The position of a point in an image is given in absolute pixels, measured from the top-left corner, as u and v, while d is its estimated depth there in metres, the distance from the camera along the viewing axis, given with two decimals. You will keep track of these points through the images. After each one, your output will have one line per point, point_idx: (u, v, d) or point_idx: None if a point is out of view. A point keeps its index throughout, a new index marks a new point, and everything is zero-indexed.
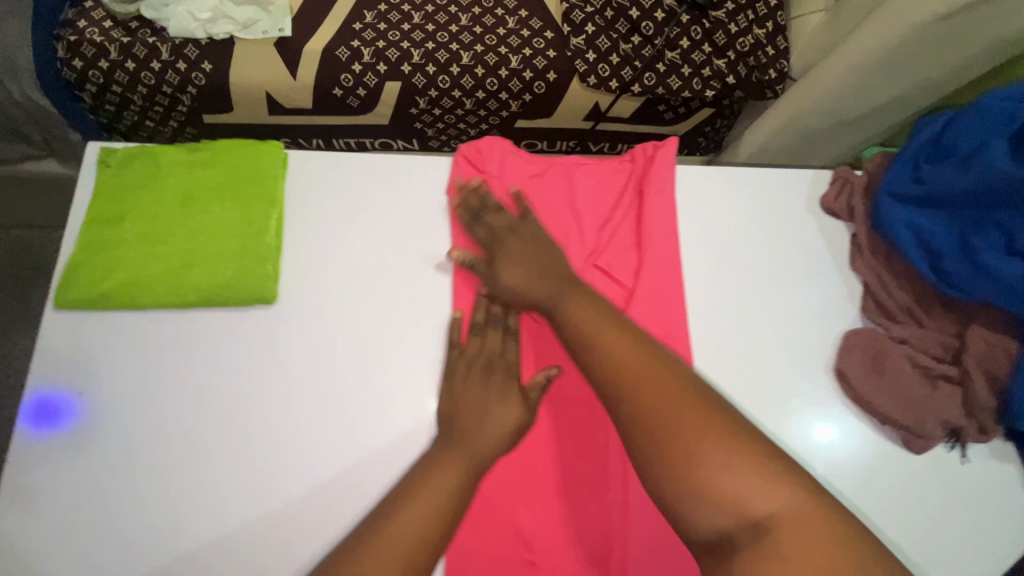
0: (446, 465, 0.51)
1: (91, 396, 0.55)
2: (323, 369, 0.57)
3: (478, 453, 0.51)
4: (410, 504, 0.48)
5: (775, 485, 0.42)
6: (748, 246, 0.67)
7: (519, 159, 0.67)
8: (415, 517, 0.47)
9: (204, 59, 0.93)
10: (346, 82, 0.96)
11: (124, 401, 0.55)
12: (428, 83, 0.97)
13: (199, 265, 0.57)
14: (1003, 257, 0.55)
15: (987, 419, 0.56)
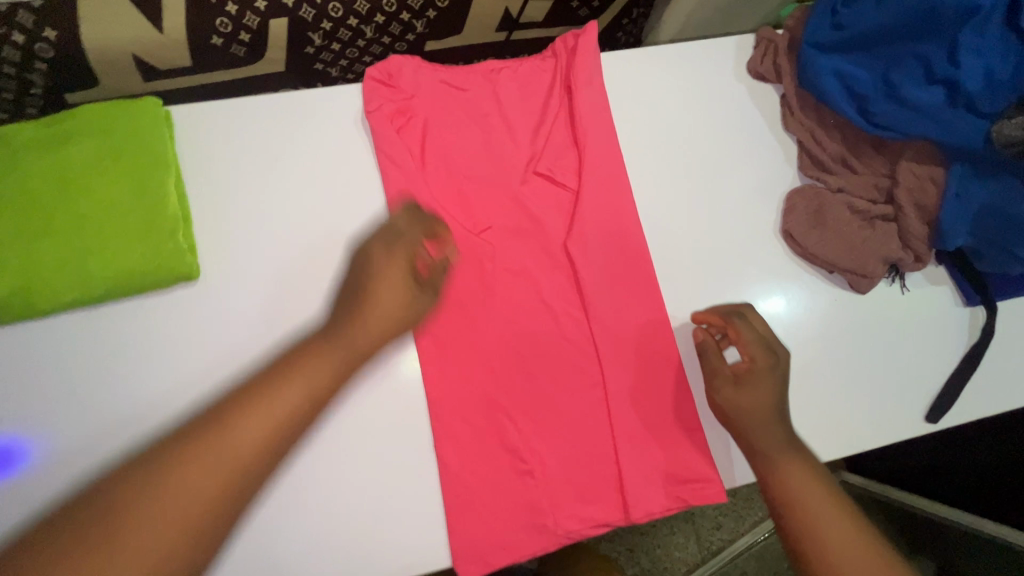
0: (317, 350, 0.43)
1: (38, 440, 0.50)
2: (280, 336, 0.55)
3: (356, 352, 0.44)
4: (287, 382, 0.41)
5: None
6: (684, 128, 0.66)
7: (434, 75, 0.61)
8: (297, 389, 0.41)
9: (47, 24, 0.70)
10: (224, 27, 0.79)
11: (74, 436, 0.50)
12: (318, 14, 0.82)
13: (100, 253, 0.51)
14: (924, 88, 0.56)
15: (922, 248, 0.60)
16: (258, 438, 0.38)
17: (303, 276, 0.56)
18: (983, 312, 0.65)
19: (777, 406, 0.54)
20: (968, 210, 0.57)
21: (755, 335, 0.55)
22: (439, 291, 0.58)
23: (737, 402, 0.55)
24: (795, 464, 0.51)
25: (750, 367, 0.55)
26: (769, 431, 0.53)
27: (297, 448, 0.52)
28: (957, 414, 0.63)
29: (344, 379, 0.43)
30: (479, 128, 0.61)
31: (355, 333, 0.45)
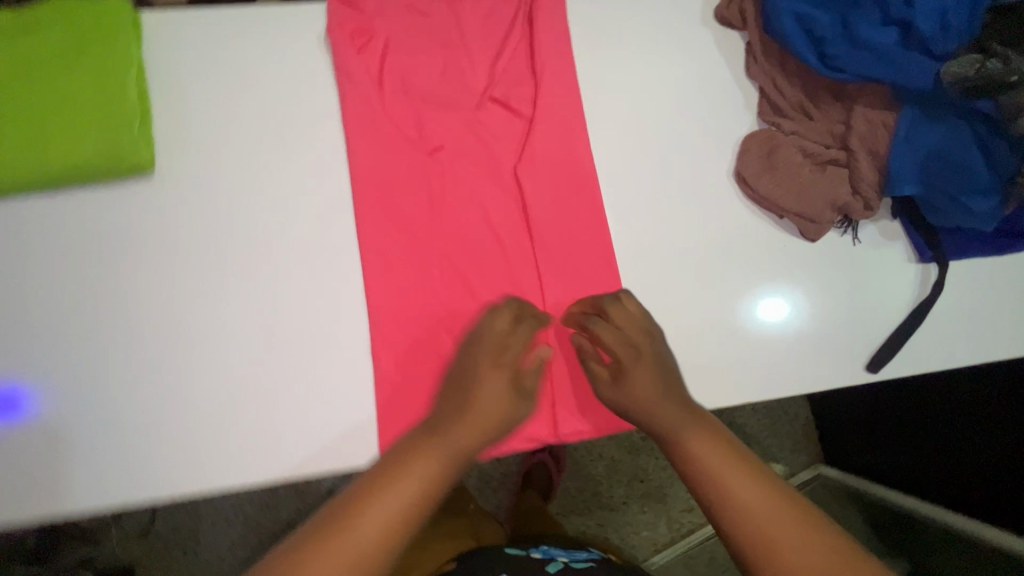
0: (419, 455, 0.48)
1: (42, 383, 0.54)
2: (232, 236, 0.57)
3: (454, 452, 0.49)
4: (375, 497, 0.45)
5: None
6: (646, 68, 0.66)
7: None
8: (376, 512, 0.44)
9: None
10: None
11: (71, 369, 0.54)
12: None
13: (61, 139, 0.53)
14: (879, 29, 0.56)
15: (871, 194, 0.59)
16: (347, 560, 0.42)
17: (256, 181, 0.58)
18: (935, 269, 0.65)
19: (661, 392, 0.53)
20: (917, 155, 0.57)
21: (626, 322, 0.56)
22: (386, 205, 0.59)
23: (636, 392, 0.54)
24: (697, 435, 0.50)
25: (620, 355, 0.55)
26: (663, 409, 0.53)
27: (251, 338, 0.56)
28: (900, 367, 0.63)
29: (438, 476, 0.48)
30: (439, 55, 0.62)
31: (439, 442, 0.49)
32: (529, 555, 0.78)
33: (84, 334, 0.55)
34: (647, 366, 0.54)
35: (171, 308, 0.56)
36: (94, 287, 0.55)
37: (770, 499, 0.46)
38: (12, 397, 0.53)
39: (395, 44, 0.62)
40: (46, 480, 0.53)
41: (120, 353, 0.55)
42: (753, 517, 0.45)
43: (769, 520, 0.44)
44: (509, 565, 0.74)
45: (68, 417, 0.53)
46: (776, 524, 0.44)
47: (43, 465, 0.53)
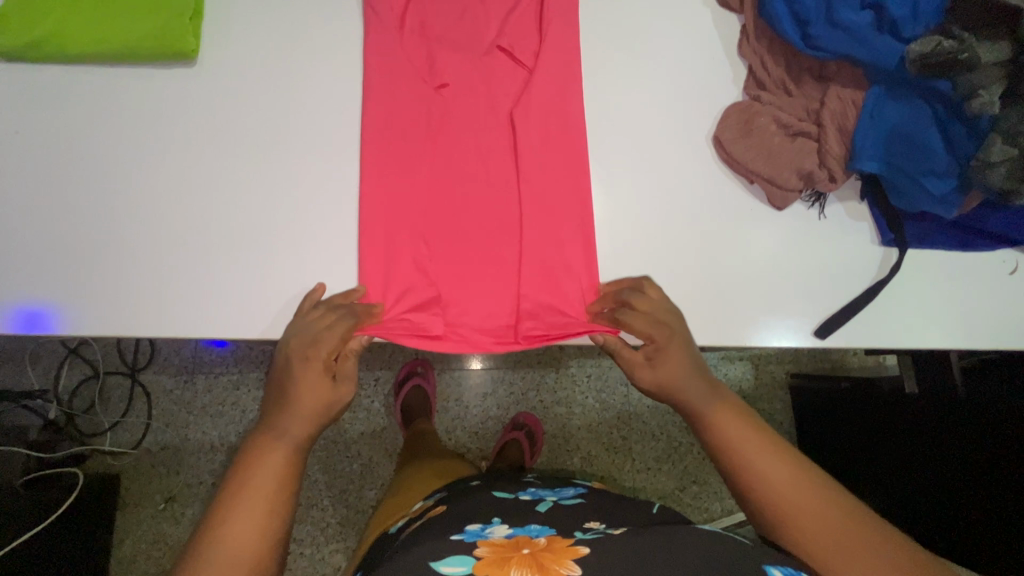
0: (263, 452, 0.59)
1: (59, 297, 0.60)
2: (250, 126, 0.64)
3: (290, 444, 0.60)
4: (253, 470, 0.58)
5: (778, 467, 0.58)
6: (645, 36, 0.72)
7: None
8: (267, 478, 0.58)
9: None
10: None
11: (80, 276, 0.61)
12: None
13: (124, 20, 0.62)
14: (857, 12, 0.60)
15: (836, 167, 0.63)
16: (251, 524, 0.55)
17: (282, 81, 0.65)
18: (896, 254, 0.68)
19: (691, 367, 0.63)
20: (880, 131, 0.61)
21: (648, 313, 0.62)
22: (390, 119, 0.65)
23: (663, 368, 0.63)
24: (727, 412, 0.62)
25: (658, 336, 0.62)
26: (694, 383, 0.63)
27: (254, 215, 0.63)
28: (848, 339, 0.66)
29: (288, 467, 0.60)
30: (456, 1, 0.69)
31: (291, 424, 0.60)
32: (517, 498, 0.81)
33: (110, 191, 0.62)
34: (679, 345, 0.63)
35: (191, 178, 0.63)
36: (130, 150, 0.63)
37: (759, 441, 0.60)
38: (42, 313, 0.60)
39: None
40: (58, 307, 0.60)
41: (133, 212, 0.62)
42: (752, 453, 0.59)
43: (785, 476, 0.57)
44: (493, 505, 0.77)
45: (92, 256, 0.61)
46: (772, 459, 0.59)
47: (61, 291, 0.60)
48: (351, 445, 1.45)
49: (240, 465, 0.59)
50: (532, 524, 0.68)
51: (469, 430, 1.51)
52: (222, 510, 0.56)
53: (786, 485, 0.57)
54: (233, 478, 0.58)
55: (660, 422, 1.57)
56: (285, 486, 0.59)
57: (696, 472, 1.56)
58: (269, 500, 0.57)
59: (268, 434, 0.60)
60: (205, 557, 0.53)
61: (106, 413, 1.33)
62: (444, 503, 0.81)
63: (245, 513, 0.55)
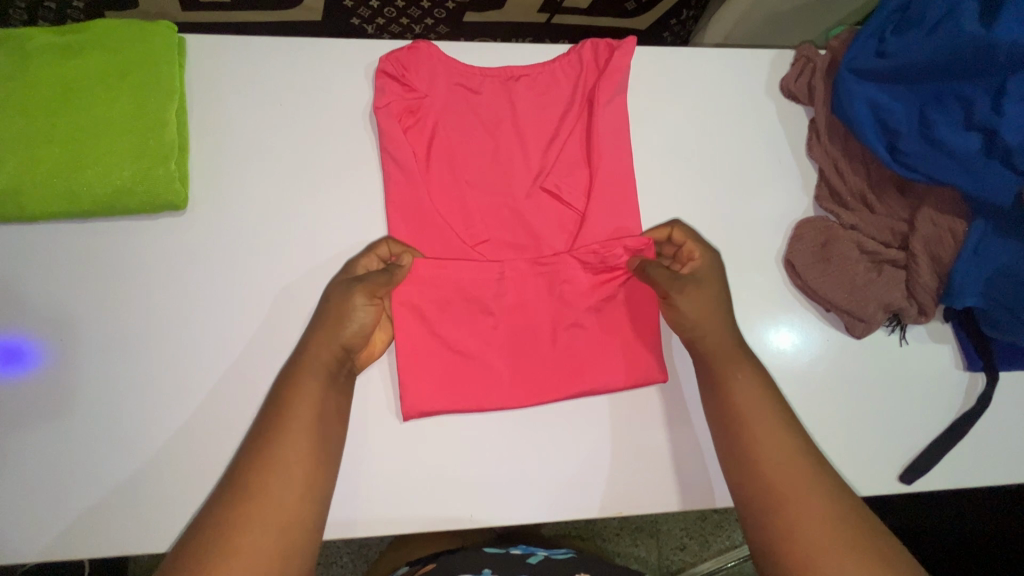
0: (271, 435, 0.45)
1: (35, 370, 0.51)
2: (253, 278, 0.54)
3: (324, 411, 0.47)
4: (270, 456, 0.44)
5: (785, 449, 0.48)
6: (702, 136, 0.63)
7: (450, 63, 0.59)
8: (296, 455, 0.44)
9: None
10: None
11: (55, 433, 0.51)
12: (374, 14, 0.96)
13: (93, 165, 0.51)
14: (959, 133, 0.52)
15: (927, 300, 0.57)
16: (288, 511, 0.42)
17: (291, 216, 0.56)
18: (983, 380, 0.61)
19: (725, 311, 0.54)
20: (980, 268, 0.54)
21: (692, 244, 0.57)
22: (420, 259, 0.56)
23: (693, 300, 0.53)
24: (744, 372, 0.51)
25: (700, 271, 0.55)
26: (718, 334, 0.53)
27: (260, 387, 0.52)
28: (937, 475, 0.60)
29: (324, 440, 0.46)
30: (487, 116, 0.60)
31: (324, 353, 0.49)
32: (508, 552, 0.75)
33: (84, 368, 0.52)
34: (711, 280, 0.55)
35: (185, 345, 0.53)
36: (108, 315, 0.53)
37: (773, 419, 0.49)
38: (12, 347, 0.51)
39: (448, 93, 0.59)
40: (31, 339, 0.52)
41: (113, 391, 0.52)
42: (757, 429, 0.49)
43: (786, 459, 0.47)
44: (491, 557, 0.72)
45: (65, 454, 0.50)
46: (784, 437, 0.48)
47: (27, 504, 0.49)
48: None
49: (275, 403, 0.47)
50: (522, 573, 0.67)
51: None
52: (259, 453, 0.44)
53: (786, 474, 0.47)
54: (270, 419, 0.46)
55: None
56: (330, 428, 0.47)
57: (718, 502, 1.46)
58: (306, 479, 0.44)
59: (303, 360, 0.49)
60: (248, 514, 0.41)
61: None
62: (430, 560, 0.73)
63: (295, 454, 0.44)
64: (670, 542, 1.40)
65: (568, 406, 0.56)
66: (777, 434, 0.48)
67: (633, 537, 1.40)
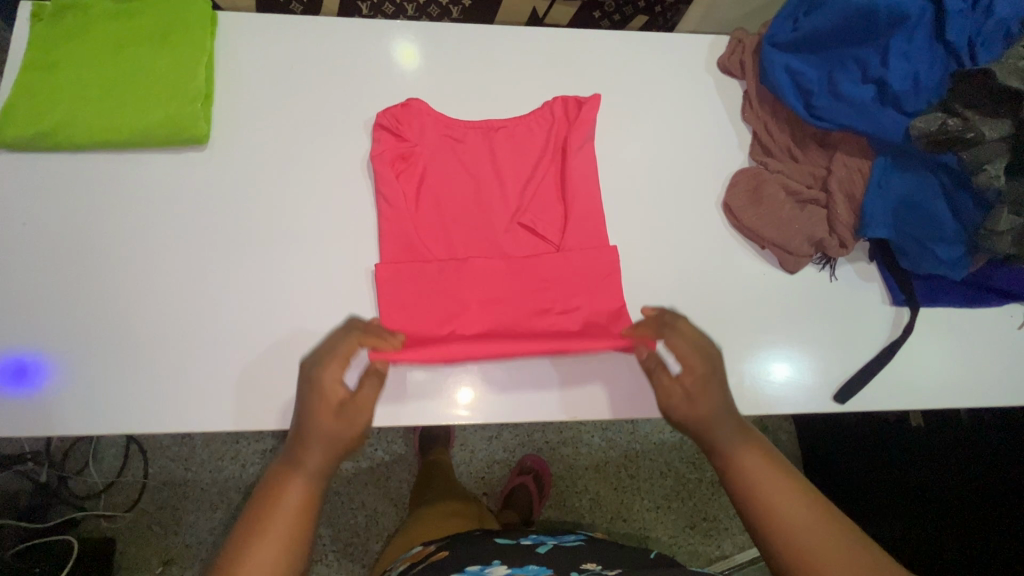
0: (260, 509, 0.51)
1: (69, 273, 0.60)
2: (260, 207, 0.64)
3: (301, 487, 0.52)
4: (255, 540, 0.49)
5: (765, 466, 0.54)
6: (649, 103, 0.74)
7: (439, 122, 0.68)
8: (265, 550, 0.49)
9: None
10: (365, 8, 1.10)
11: (84, 328, 0.59)
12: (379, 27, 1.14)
13: (133, 108, 0.62)
14: (859, 85, 0.62)
15: (846, 234, 0.64)
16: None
17: (294, 157, 0.66)
18: (908, 313, 0.68)
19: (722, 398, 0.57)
20: (887, 201, 0.62)
21: (687, 336, 0.59)
22: (409, 282, 0.63)
23: (687, 412, 0.57)
24: (748, 453, 0.55)
25: (702, 390, 0.57)
26: (720, 427, 0.56)
27: (262, 295, 0.62)
28: (866, 399, 0.65)
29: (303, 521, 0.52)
30: (471, 163, 0.69)
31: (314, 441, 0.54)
32: (520, 544, 0.77)
33: (112, 274, 0.61)
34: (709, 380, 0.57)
35: (200, 264, 0.62)
36: (135, 235, 0.62)
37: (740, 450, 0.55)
38: (19, 366, 0.58)
39: (440, 142, 0.68)
40: (33, 351, 0.58)
41: (136, 295, 0.61)
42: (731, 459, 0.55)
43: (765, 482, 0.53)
44: (497, 552, 0.72)
45: (91, 347, 0.59)
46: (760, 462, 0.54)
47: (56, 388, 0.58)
48: (355, 493, 1.24)
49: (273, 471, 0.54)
50: (531, 564, 0.68)
51: (475, 476, 1.36)
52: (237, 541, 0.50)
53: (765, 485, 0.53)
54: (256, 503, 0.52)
55: (666, 459, 1.44)
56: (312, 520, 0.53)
57: (707, 509, 1.43)
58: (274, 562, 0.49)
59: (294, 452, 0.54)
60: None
61: (100, 472, 1.17)
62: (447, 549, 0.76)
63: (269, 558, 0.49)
64: (659, 551, 1.39)
65: (530, 318, 0.64)
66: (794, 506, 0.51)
67: (620, 542, 1.37)
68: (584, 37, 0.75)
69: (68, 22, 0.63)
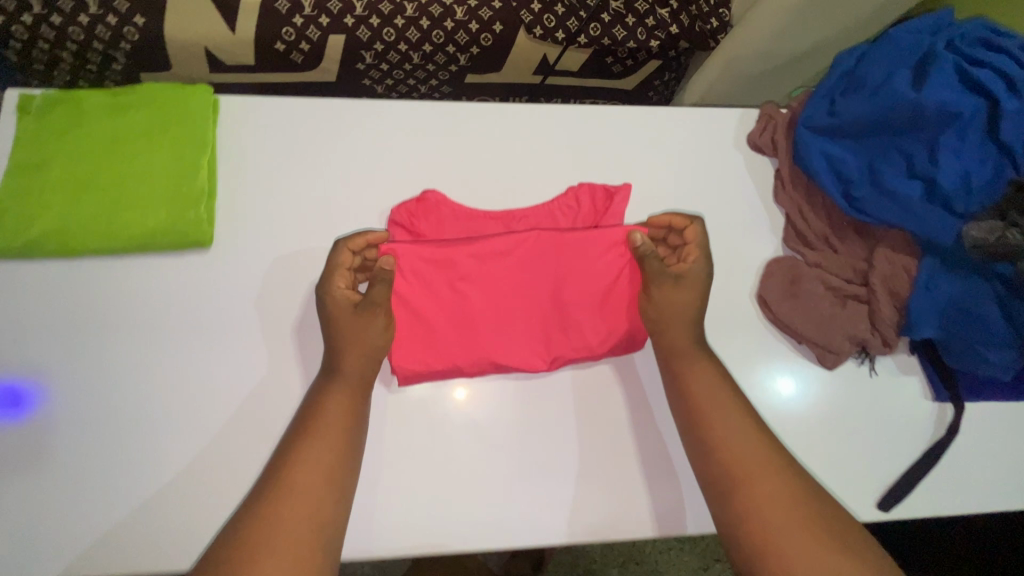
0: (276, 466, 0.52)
1: (62, 389, 0.56)
2: (268, 313, 0.60)
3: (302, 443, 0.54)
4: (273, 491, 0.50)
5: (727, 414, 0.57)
6: (676, 182, 0.70)
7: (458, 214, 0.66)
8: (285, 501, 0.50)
9: (128, 25, 0.96)
10: (369, 58, 1.05)
11: (79, 449, 0.55)
12: (383, 75, 1.09)
13: (132, 210, 0.58)
14: (904, 181, 0.58)
15: (890, 333, 0.61)
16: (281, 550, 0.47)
17: (303, 253, 0.62)
18: (951, 409, 0.65)
19: (699, 312, 0.62)
20: (937, 303, 0.59)
21: (691, 248, 0.64)
22: (416, 347, 0.62)
23: (671, 295, 0.62)
24: (701, 366, 0.60)
25: (688, 270, 0.63)
26: (686, 329, 0.62)
27: (272, 410, 0.57)
28: (912, 503, 0.62)
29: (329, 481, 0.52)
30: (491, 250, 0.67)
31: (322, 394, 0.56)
32: None
33: (111, 389, 0.56)
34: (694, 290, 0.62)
35: (205, 374, 0.58)
36: (134, 346, 0.57)
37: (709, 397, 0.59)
38: (15, 391, 0.55)
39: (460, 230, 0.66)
40: (29, 373, 0.56)
41: (136, 413, 0.56)
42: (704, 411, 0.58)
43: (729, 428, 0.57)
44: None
45: (87, 472, 0.54)
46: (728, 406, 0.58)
47: (51, 520, 0.53)
48: None
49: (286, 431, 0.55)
50: None
51: None
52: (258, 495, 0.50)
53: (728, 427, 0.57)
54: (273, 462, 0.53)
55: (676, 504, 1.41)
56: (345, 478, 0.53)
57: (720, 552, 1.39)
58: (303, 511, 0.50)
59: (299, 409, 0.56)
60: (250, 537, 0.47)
61: None
62: None
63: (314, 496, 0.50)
64: None
65: None
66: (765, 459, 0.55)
67: None
68: (607, 111, 0.71)
69: (59, 117, 0.59)
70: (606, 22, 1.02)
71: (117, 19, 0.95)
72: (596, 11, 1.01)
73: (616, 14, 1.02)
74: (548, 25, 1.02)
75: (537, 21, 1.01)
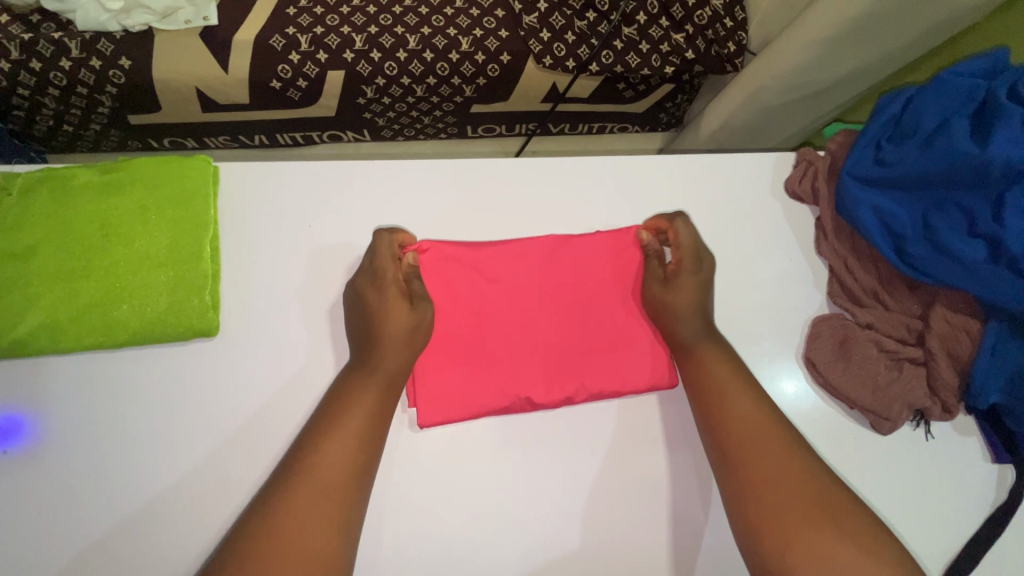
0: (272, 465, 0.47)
1: (49, 504, 0.50)
2: (272, 407, 0.53)
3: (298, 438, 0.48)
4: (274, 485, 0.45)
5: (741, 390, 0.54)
6: (712, 234, 0.66)
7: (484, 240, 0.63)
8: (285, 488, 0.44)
9: (114, 69, 0.90)
10: (370, 93, 0.99)
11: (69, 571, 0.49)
12: (384, 109, 1.03)
13: (128, 301, 0.53)
14: (964, 240, 0.54)
15: (950, 399, 0.57)
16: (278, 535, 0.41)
17: (316, 333, 0.56)
18: (1012, 471, 0.60)
19: (697, 309, 0.58)
20: (1002, 372, 0.55)
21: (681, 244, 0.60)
22: (439, 378, 0.56)
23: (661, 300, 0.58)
24: (710, 359, 0.56)
25: (678, 272, 0.59)
26: (689, 326, 0.57)
27: None
28: None
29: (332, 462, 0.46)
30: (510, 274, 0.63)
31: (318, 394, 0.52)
32: None
33: (104, 501, 0.50)
34: (689, 287, 0.58)
35: (209, 477, 0.51)
36: (134, 446, 0.51)
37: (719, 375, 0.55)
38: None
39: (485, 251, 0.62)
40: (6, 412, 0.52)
41: (130, 528, 0.50)
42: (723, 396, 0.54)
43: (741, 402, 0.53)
44: None
45: None
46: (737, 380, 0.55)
47: None
48: None
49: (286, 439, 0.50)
50: None
51: None
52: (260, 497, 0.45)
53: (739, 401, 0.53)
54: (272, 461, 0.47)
55: None
56: (355, 480, 0.46)
57: None
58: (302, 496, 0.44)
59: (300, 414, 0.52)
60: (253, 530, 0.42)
61: None
62: None
63: (315, 510, 0.43)
64: None
65: (603, 517, 0.55)
66: (799, 451, 0.50)
67: None
68: (634, 160, 0.67)
69: (43, 199, 0.54)
70: (619, 50, 0.97)
71: (102, 62, 0.89)
72: (608, 37, 0.97)
73: (628, 40, 0.97)
74: (558, 54, 0.97)
75: (547, 51, 0.97)
